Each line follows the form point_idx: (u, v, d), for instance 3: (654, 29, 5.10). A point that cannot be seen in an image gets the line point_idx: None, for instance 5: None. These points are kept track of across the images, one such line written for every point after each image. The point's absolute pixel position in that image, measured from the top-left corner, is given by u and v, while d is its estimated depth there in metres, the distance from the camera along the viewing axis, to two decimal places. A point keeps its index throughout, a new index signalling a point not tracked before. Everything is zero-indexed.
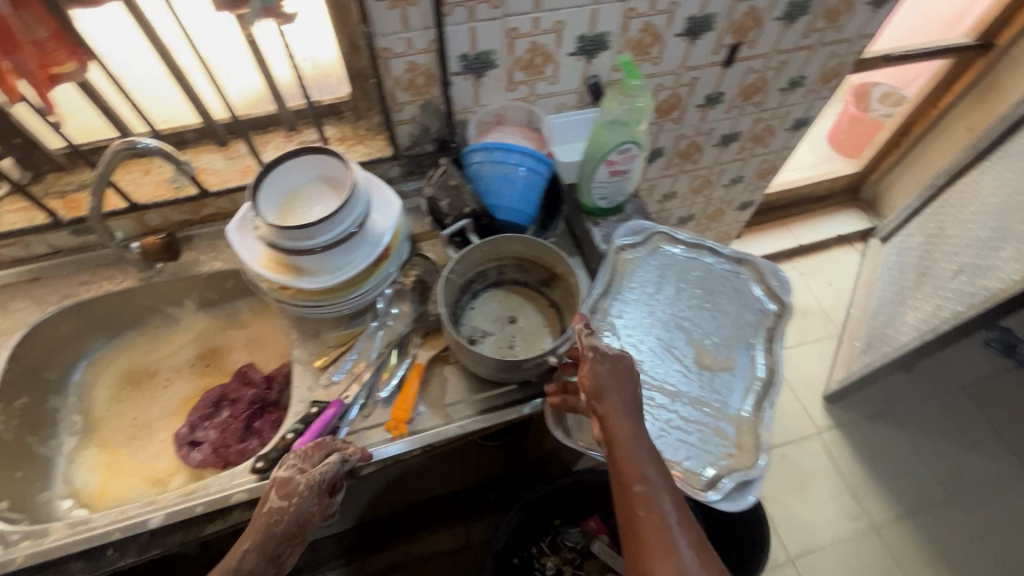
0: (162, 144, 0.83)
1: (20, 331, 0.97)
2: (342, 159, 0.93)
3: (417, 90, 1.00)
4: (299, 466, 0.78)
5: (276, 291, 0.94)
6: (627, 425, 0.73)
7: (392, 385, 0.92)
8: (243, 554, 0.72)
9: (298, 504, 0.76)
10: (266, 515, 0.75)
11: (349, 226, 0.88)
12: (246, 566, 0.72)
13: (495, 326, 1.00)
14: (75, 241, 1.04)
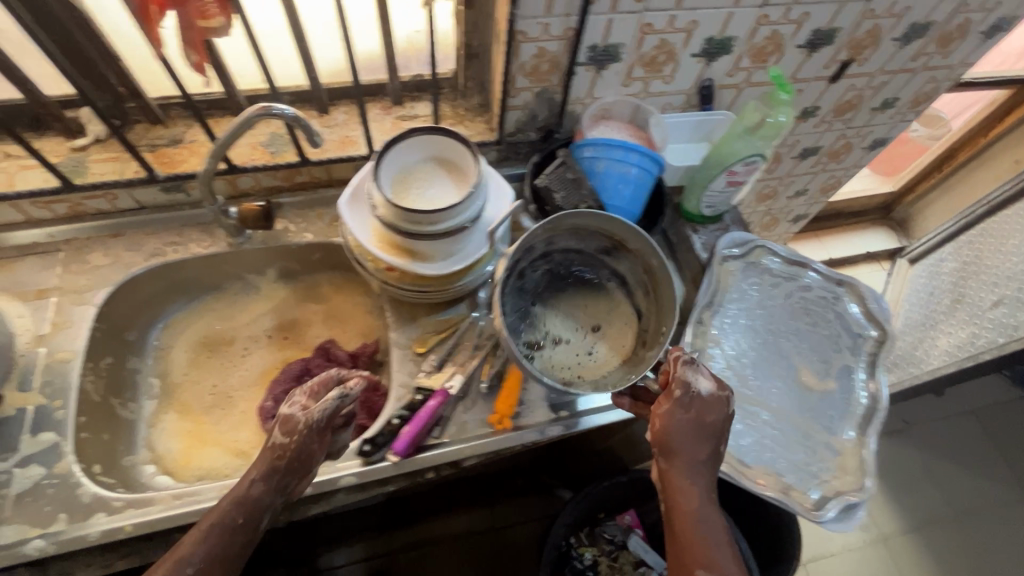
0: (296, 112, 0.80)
1: (108, 288, 0.94)
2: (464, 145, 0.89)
3: (538, 77, 0.97)
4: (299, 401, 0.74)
5: (381, 272, 0.92)
6: (693, 481, 0.74)
7: (494, 378, 0.91)
8: (247, 488, 0.69)
9: (301, 438, 0.71)
10: (270, 451, 0.72)
11: (465, 219, 0.85)
12: (251, 498, 0.69)
13: (576, 334, 0.93)
14: (163, 198, 0.99)
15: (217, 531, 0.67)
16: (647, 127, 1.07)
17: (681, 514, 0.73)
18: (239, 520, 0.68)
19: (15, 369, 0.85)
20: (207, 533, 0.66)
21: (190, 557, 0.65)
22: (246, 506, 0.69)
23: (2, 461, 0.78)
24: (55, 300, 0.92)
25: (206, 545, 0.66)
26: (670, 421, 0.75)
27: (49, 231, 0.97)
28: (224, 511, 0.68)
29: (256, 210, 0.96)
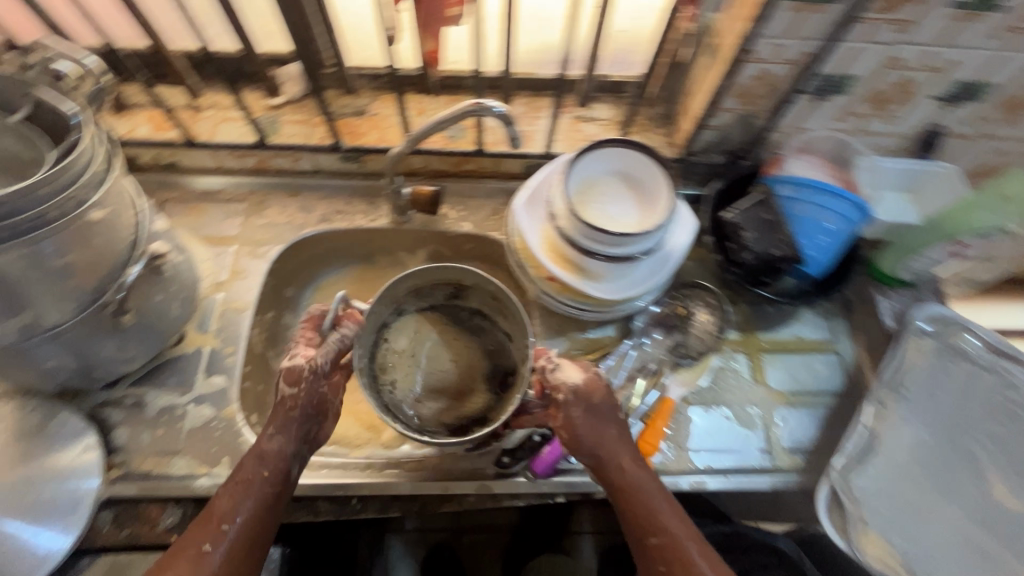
0: (506, 110, 0.78)
1: (280, 246, 0.97)
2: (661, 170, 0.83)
3: (747, 99, 0.88)
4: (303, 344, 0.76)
5: (543, 281, 0.88)
6: (622, 478, 0.72)
7: (639, 415, 0.86)
8: (271, 445, 0.69)
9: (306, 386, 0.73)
10: (281, 405, 0.72)
11: (639, 249, 0.80)
12: (278, 458, 0.69)
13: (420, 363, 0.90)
14: (339, 166, 1.01)
15: (249, 493, 0.67)
16: (849, 168, 0.94)
17: (660, 533, 0.68)
18: (269, 477, 0.68)
19: (197, 310, 0.91)
20: (238, 494, 0.66)
21: (227, 519, 0.65)
22: (275, 458, 0.69)
23: (180, 395, 0.84)
24: (234, 249, 0.97)
25: (239, 506, 0.66)
26: (573, 414, 0.73)
27: (235, 181, 1.02)
28: (252, 474, 0.68)
29: (428, 194, 0.95)
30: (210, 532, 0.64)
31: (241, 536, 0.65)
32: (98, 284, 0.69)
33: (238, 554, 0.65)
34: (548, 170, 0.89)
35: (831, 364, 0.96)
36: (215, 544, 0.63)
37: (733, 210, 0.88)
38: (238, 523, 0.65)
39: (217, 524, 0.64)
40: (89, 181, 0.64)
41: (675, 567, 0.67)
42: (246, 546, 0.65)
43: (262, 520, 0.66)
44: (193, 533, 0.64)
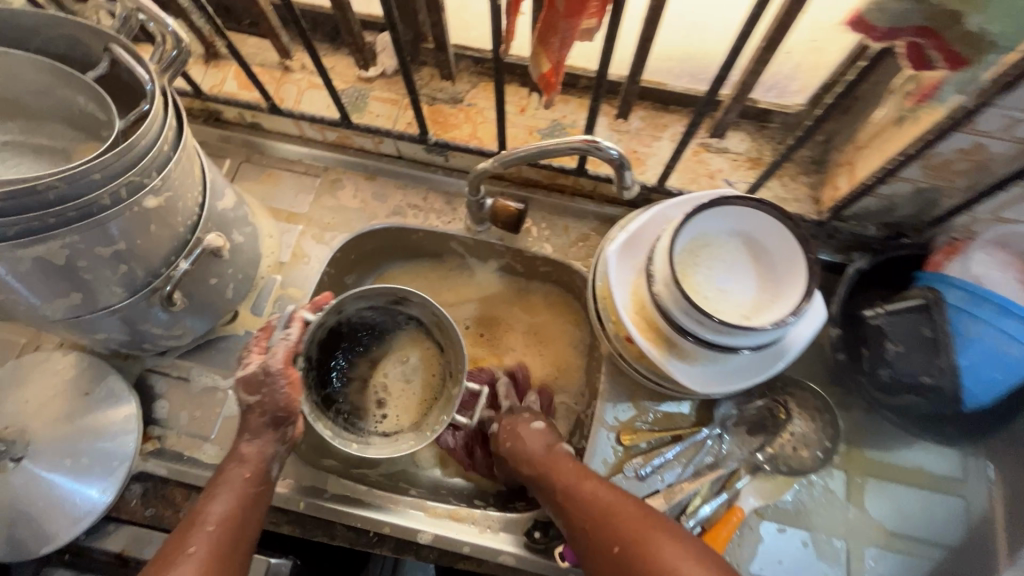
0: (623, 154, 0.63)
1: (346, 234, 0.91)
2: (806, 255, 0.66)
3: (939, 173, 0.67)
4: (255, 357, 0.69)
5: (620, 341, 0.76)
6: (579, 485, 0.68)
7: (699, 519, 0.73)
8: (254, 447, 0.67)
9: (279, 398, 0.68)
10: (249, 412, 0.67)
11: (741, 345, 0.66)
12: (260, 458, 0.67)
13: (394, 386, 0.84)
14: (422, 156, 0.91)
15: (232, 492, 0.64)
16: None
17: (620, 530, 0.63)
18: (251, 479, 0.66)
19: (254, 289, 0.87)
20: (218, 492, 0.64)
21: (209, 514, 0.62)
22: (256, 463, 0.67)
23: (223, 378, 0.82)
24: (300, 229, 0.91)
25: (219, 503, 0.63)
26: (517, 435, 0.76)
27: (314, 153, 0.95)
28: (231, 478, 0.65)
29: (512, 211, 0.83)
30: (194, 530, 0.61)
31: (223, 530, 0.62)
32: (150, 269, 0.65)
33: (220, 550, 0.61)
34: (655, 215, 0.75)
35: (954, 509, 0.77)
36: (198, 539, 0.60)
37: (877, 310, 0.72)
38: (220, 518, 0.62)
39: (200, 522, 0.62)
40: (149, 164, 0.59)
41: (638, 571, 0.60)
42: (228, 540, 0.61)
43: (243, 516, 0.63)
44: (179, 540, 0.61)
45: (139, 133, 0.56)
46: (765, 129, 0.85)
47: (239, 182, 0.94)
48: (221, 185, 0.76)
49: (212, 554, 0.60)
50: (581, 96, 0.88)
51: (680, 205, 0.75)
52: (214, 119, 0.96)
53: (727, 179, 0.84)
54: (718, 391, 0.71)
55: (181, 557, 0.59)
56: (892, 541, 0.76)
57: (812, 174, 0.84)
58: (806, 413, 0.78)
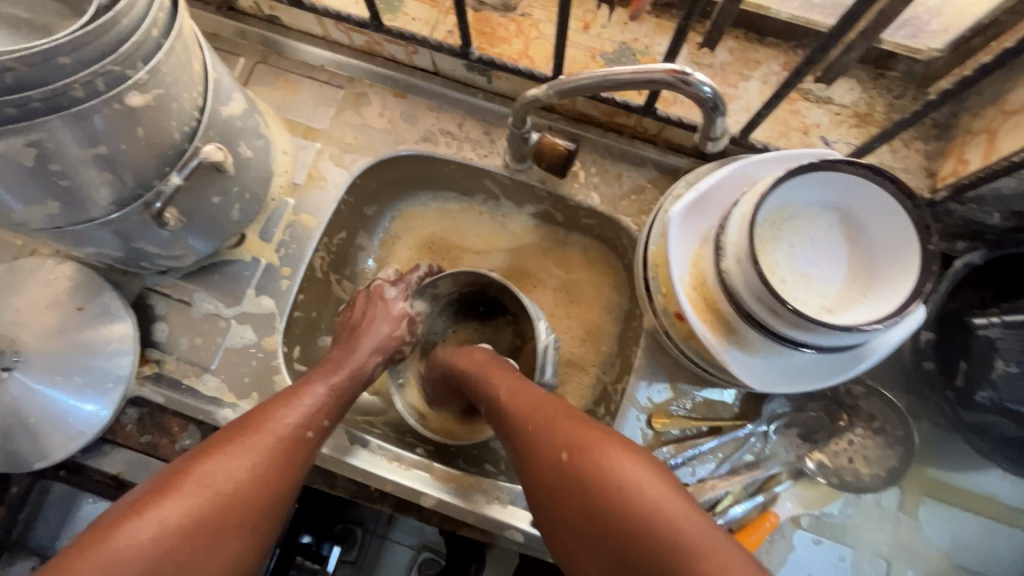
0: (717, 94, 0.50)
1: (369, 158, 0.80)
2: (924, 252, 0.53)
3: None
4: (382, 303, 0.74)
5: (668, 318, 0.66)
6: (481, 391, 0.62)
7: (728, 519, 0.67)
8: (347, 362, 0.66)
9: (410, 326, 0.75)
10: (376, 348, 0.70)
11: (815, 344, 0.56)
12: (350, 375, 0.65)
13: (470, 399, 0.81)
14: (462, 73, 0.78)
15: (320, 402, 0.59)
16: None
17: (522, 414, 0.55)
18: (338, 394, 0.62)
19: (263, 211, 0.78)
20: (303, 390, 0.59)
21: (291, 411, 0.56)
22: (344, 371, 0.65)
23: (225, 306, 0.76)
24: (318, 147, 0.81)
25: (302, 403, 0.58)
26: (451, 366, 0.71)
27: (339, 59, 0.83)
28: (320, 379, 0.62)
29: (560, 151, 0.70)
30: (274, 418, 0.55)
31: (299, 429, 0.56)
32: (137, 182, 0.57)
33: (285, 456, 0.53)
34: (735, 172, 0.62)
35: (1019, 545, 0.68)
36: (277, 428, 0.54)
37: (992, 321, 0.60)
38: (303, 422, 0.56)
39: (278, 412, 0.56)
40: (133, 51, 0.48)
41: (574, 467, 0.48)
42: (295, 442, 0.55)
43: (320, 425, 0.58)
44: (252, 417, 0.55)
45: (119, 10, 0.45)
46: (882, 78, 0.69)
47: (253, 86, 0.82)
48: (228, 87, 0.65)
49: (280, 445, 0.53)
50: (659, 16, 0.72)
51: (770, 163, 0.62)
52: (228, 7, 0.84)
53: (824, 136, 0.70)
54: (775, 389, 0.61)
55: (248, 438, 0.52)
56: (941, 567, 0.68)
57: (932, 141, 0.69)
58: (871, 423, 0.68)
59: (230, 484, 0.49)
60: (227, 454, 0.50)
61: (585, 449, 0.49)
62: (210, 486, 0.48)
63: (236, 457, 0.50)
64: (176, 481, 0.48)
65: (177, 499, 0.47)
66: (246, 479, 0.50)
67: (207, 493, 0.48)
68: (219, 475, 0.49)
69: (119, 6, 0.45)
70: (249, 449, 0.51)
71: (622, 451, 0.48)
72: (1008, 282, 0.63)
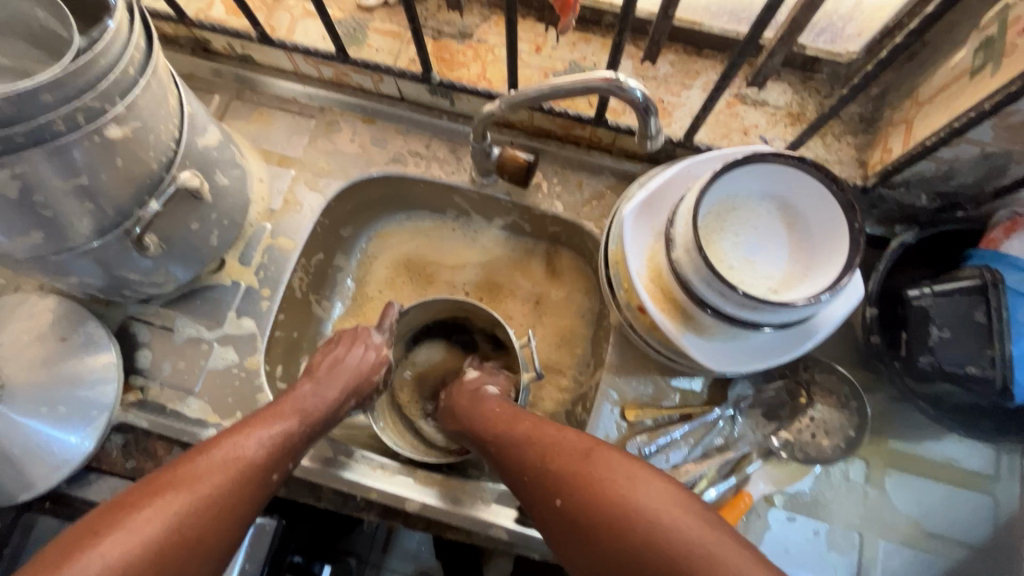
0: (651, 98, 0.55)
1: (342, 181, 0.84)
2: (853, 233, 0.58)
3: (1014, 135, 0.58)
4: (360, 344, 0.74)
5: (631, 311, 0.69)
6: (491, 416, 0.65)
7: (703, 503, 0.69)
8: (311, 393, 0.67)
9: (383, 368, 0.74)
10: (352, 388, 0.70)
11: (765, 323, 0.59)
12: (320, 410, 0.66)
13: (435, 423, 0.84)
14: (425, 97, 0.83)
15: (278, 433, 0.61)
16: None
17: (528, 443, 0.59)
18: (299, 432, 0.63)
19: (242, 237, 0.82)
20: (264, 423, 0.61)
21: (241, 445, 0.58)
22: (306, 401, 0.66)
23: (208, 329, 0.78)
24: (293, 174, 0.85)
25: (259, 436, 0.59)
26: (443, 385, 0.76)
27: (310, 91, 0.88)
28: (286, 414, 0.63)
29: (520, 163, 0.75)
30: (228, 452, 0.57)
31: (253, 465, 0.57)
32: (117, 211, 0.60)
33: (233, 496, 0.55)
34: (680, 172, 0.67)
35: (981, 509, 0.71)
36: (227, 463, 0.56)
37: (924, 291, 0.63)
38: (251, 457, 0.58)
39: (233, 445, 0.58)
40: (110, 89, 0.52)
41: (578, 487, 0.53)
42: (244, 478, 0.56)
43: (275, 460, 0.59)
44: (199, 452, 0.56)
45: (96, 51, 0.49)
46: (811, 80, 0.76)
47: (228, 120, 0.87)
48: (203, 120, 0.69)
49: (227, 483, 0.55)
50: (605, 35, 0.79)
51: (711, 161, 0.67)
52: (202, 49, 0.89)
53: (763, 135, 0.75)
54: (735, 370, 0.65)
55: (194, 476, 0.54)
56: (910, 534, 0.71)
57: (860, 134, 0.75)
58: (830, 398, 0.72)
59: (171, 523, 0.51)
60: (171, 495, 0.52)
61: (587, 465, 0.54)
62: (149, 528, 0.50)
63: (178, 498, 0.52)
64: (111, 525, 0.49)
65: (114, 539, 0.48)
66: (186, 518, 0.51)
67: (146, 535, 0.49)
68: (161, 516, 0.50)
69: (96, 47, 0.49)
70: (191, 491, 0.53)
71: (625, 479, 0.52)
72: (934, 262, 0.70)
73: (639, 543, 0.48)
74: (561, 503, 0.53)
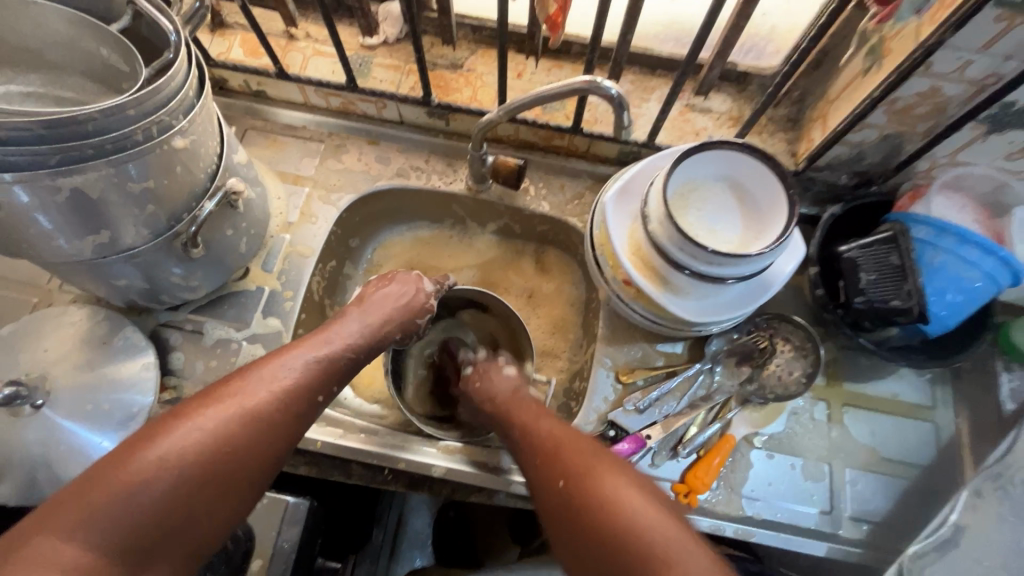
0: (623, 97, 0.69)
1: (352, 195, 0.95)
2: (790, 198, 0.72)
3: (902, 118, 0.74)
4: (413, 285, 0.83)
5: (617, 283, 0.81)
6: (519, 413, 0.75)
7: (694, 446, 0.79)
8: (340, 331, 0.73)
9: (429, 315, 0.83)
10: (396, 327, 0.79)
11: (730, 276, 0.72)
12: (356, 341, 0.73)
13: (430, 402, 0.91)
14: (424, 119, 0.96)
15: (318, 356, 0.68)
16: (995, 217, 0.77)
17: (541, 453, 0.68)
18: (334, 358, 0.69)
19: (264, 247, 0.90)
20: (300, 351, 0.67)
21: (278, 371, 0.64)
22: (337, 338, 0.71)
23: (236, 330, 0.85)
24: (307, 191, 0.95)
25: (299, 362, 0.66)
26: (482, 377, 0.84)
27: (319, 119, 0.99)
28: (324, 343, 0.70)
29: (512, 167, 0.88)
30: (274, 373, 0.64)
31: (295, 387, 0.64)
32: (170, 215, 0.68)
33: (279, 410, 0.62)
34: (648, 163, 0.81)
35: (925, 434, 0.84)
36: (263, 387, 0.62)
37: (851, 245, 0.78)
38: (286, 380, 0.64)
39: (277, 369, 0.64)
40: (176, 107, 0.62)
41: (579, 501, 0.61)
42: (281, 399, 0.62)
43: (307, 384, 0.65)
44: (241, 376, 0.63)
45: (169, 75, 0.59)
46: (745, 91, 0.92)
47: (245, 146, 0.97)
48: (236, 140, 0.79)
49: (264, 403, 0.61)
50: (574, 62, 0.94)
51: (672, 153, 0.81)
52: (218, 87, 1.00)
53: (711, 136, 0.91)
54: (710, 321, 0.77)
55: (235, 395, 0.60)
56: (870, 460, 0.82)
57: (789, 131, 0.91)
58: (790, 345, 0.83)
59: (223, 429, 0.58)
60: (218, 409, 0.59)
61: (589, 479, 0.62)
62: (200, 434, 0.56)
63: (220, 412, 0.58)
64: (165, 430, 0.56)
65: (169, 439, 0.55)
66: (230, 429, 0.58)
67: (197, 441, 0.56)
68: (207, 425, 0.57)
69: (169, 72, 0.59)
70: (233, 407, 0.59)
71: (625, 486, 0.61)
72: (852, 229, 0.86)
73: (630, 553, 0.56)
74: (565, 484, 0.63)
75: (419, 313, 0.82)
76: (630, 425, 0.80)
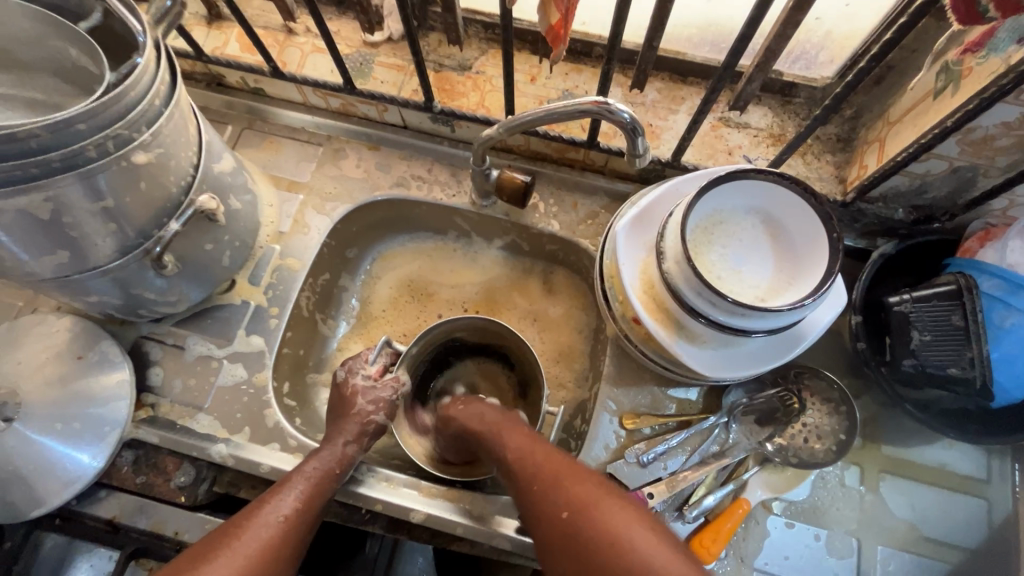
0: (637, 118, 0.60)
1: (348, 205, 0.88)
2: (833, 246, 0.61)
3: (978, 149, 0.62)
4: (357, 373, 0.77)
5: (626, 323, 0.72)
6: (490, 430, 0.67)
7: (702, 510, 0.71)
8: (338, 449, 0.69)
9: (385, 409, 0.75)
10: (361, 417, 0.73)
11: (755, 329, 0.62)
12: (332, 465, 0.68)
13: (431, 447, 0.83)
14: (427, 125, 0.88)
15: (305, 485, 0.64)
16: None
17: (534, 468, 0.59)
18: (307, 495, 0.64)
19: (252, 258, 0.85)
20: (280, 489, 0.63)
21: (281, 505, 0.61)
22: (336, 463, 0.68)
23: (218, 347, 0.81)
24: (301, 199, 0.89)
25: (283, 503, 0.61)
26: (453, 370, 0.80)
27: (318, 121, 0.93)
28: (302, 476, 0.65)
29: (518, 184, 0.79)
30: (260, 516, 0.59)
31: (282, 530, 0.59)
32: (138, 232, 0.63)
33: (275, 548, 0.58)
34: (669, 189, 0.71)
35: (976, 512, 0.73)
36: (268, 528, 0.59)
37: (903, 297, 0.67)
38: (291, 513, 0.61)
39: (266, 515, 0.60)
40: (139, 118, 0.56)
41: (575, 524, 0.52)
42: (290, 537, 0.60)
43: (313, 514, 0.63)
44: (243, 518, 0.60)
45: (126, 84, 0.53)
46: (789, 104, 0.80)
47: (239, 148, 0.91)
48: (219, 147, 0.73)
49: (269, 546, 0.58)
50: (595, 65, 0.84)
51: (698, 178, 0.71)
52: (216, 84, 0.95)
53: (746, 155, 0.80)
54: (726, 375, 0.68)
55: (245, 532, 0.58)
56: (909, 539, 0.72)
57: (838, 153, 0.79)
58: (820, 402, 0.74)
59: None
60: (236, 545, 0.56)
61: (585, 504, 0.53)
62: None
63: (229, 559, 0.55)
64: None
65: None
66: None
67: None
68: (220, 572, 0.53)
69: (127, 80, 0.53)
70: (240, 554, 0.56)
71: (621, 510, 0.52)
72: (907, 271, 0.74)
73: None
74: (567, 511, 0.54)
75: (370, 406, 0.74)
76: (631, 481, 0.72)
